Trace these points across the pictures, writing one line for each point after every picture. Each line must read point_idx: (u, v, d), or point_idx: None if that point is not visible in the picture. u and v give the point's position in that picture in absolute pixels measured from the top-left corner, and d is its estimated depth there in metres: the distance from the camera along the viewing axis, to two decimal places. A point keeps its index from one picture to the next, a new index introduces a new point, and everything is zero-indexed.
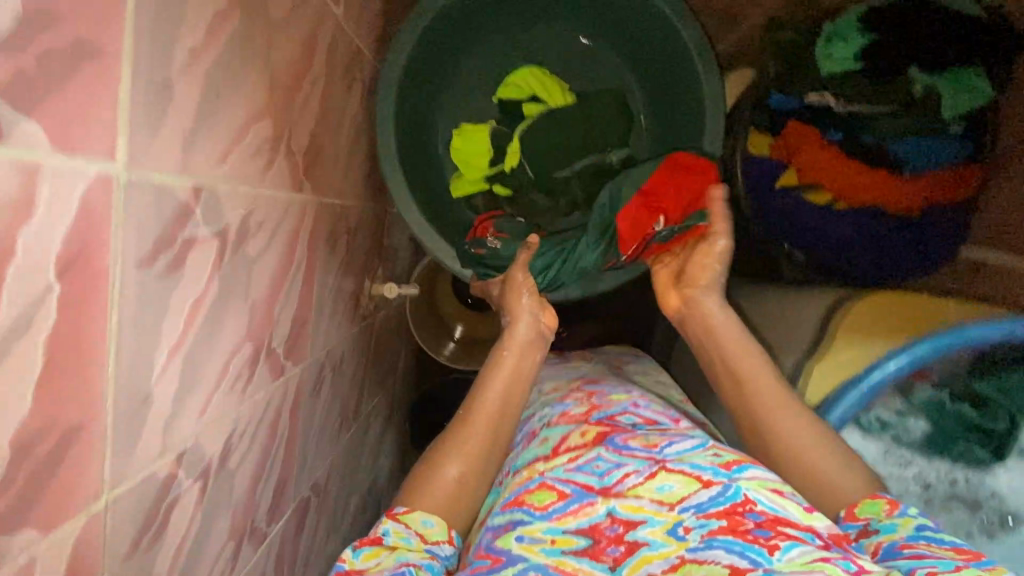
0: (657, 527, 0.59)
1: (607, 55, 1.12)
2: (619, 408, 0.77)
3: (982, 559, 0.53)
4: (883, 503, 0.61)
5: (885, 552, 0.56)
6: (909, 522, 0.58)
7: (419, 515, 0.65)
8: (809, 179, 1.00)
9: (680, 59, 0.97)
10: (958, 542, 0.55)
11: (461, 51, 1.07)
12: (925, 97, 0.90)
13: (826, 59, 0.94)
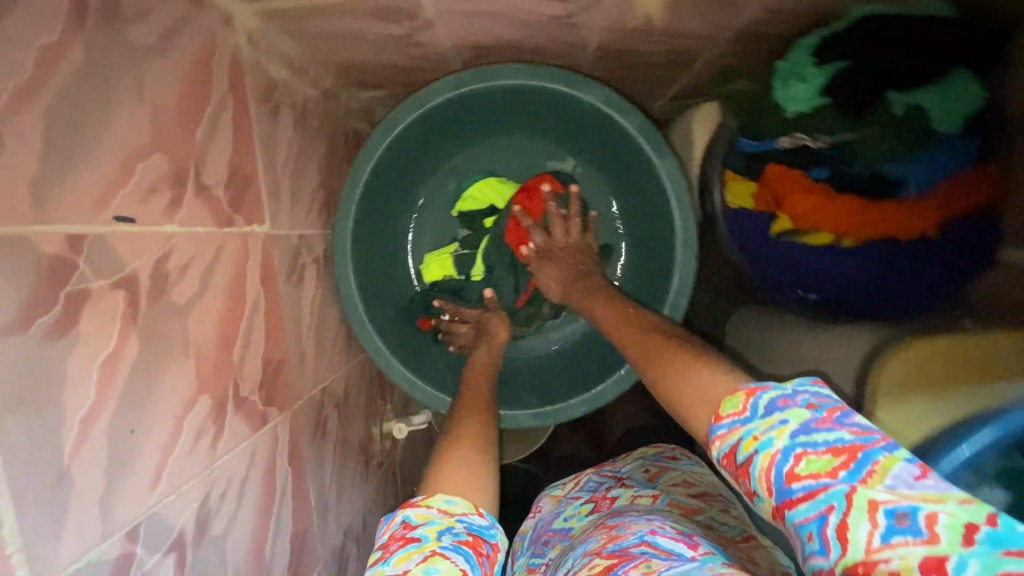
0: None
1: (550, 145, 1.03)
2: (633, 539, 0.76)
3: (867, 452, 0.39)
4: (742, 396, 0.46)
5: (782, 496, 0.41)
6: (781, 429, 0.42)
7: (439, 495, 0.57)
8: (802, 224, 0.93)
9: (634, 143, 0.88)
10: (839, 440, 0.40)
11: (404, 188, 0.99)
12: (909, 116, 0.79)
13: (788, 102, 0.86)
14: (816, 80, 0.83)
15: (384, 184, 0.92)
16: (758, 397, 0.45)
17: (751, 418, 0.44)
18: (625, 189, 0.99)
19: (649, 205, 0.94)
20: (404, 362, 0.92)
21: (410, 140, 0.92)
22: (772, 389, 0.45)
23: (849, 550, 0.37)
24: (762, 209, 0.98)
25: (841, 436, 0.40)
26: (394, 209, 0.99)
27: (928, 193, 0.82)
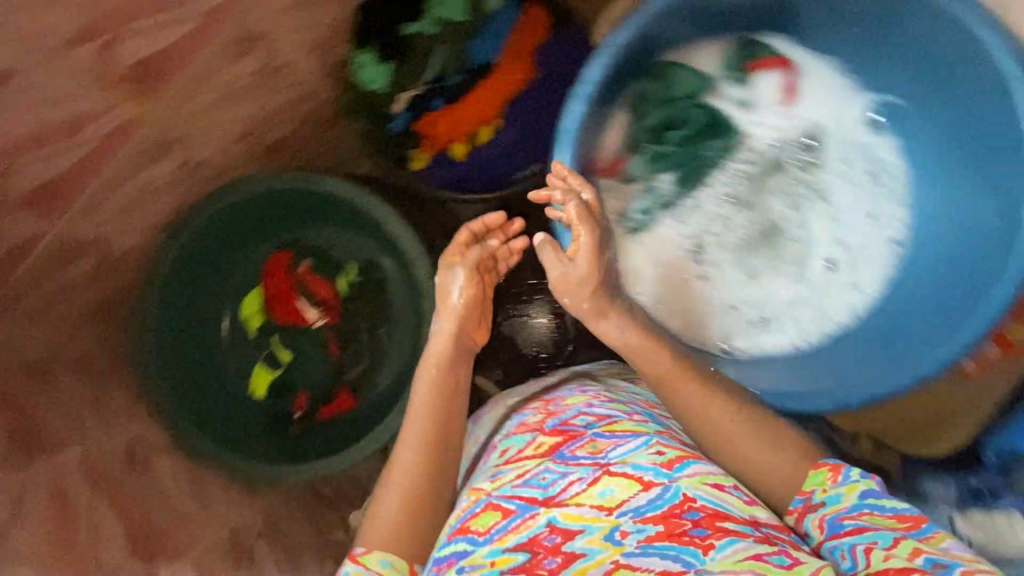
0: (594, 534, 0.62)
1: (291, 232, 1.12)
2: (573, 410, 0.75)
3: (927, 525, 0.59)
4: (827, 472, 0.66)
5: (834, 530, 0.62)
6: (854, 490, 0.63)
7: (376, 555, 0.68)
8: (467, 135, 1.13)
9: (311, 188, 1.00)
10: (903, 509, 0.61)
11: (204, 349, 1.09)
12: (438, 34, 1.07)
13: (376, 86, 1.09)
14: (372, 60, 1.07)
15: (175, 359, 1.02)
16: (844, 473, 0.65)
17: (836, 485, 0.64)
18: (354, 221, 1.08)
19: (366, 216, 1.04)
20: (278, 465, 1.00)
21: (172, 309, 1.03)
22: (854, 470, 0.65)
23: (876, 560, 0.57)
24: (429, 152, 1.15)
25: (906, 507, 0.61)
26: (207, 369, 1.09)
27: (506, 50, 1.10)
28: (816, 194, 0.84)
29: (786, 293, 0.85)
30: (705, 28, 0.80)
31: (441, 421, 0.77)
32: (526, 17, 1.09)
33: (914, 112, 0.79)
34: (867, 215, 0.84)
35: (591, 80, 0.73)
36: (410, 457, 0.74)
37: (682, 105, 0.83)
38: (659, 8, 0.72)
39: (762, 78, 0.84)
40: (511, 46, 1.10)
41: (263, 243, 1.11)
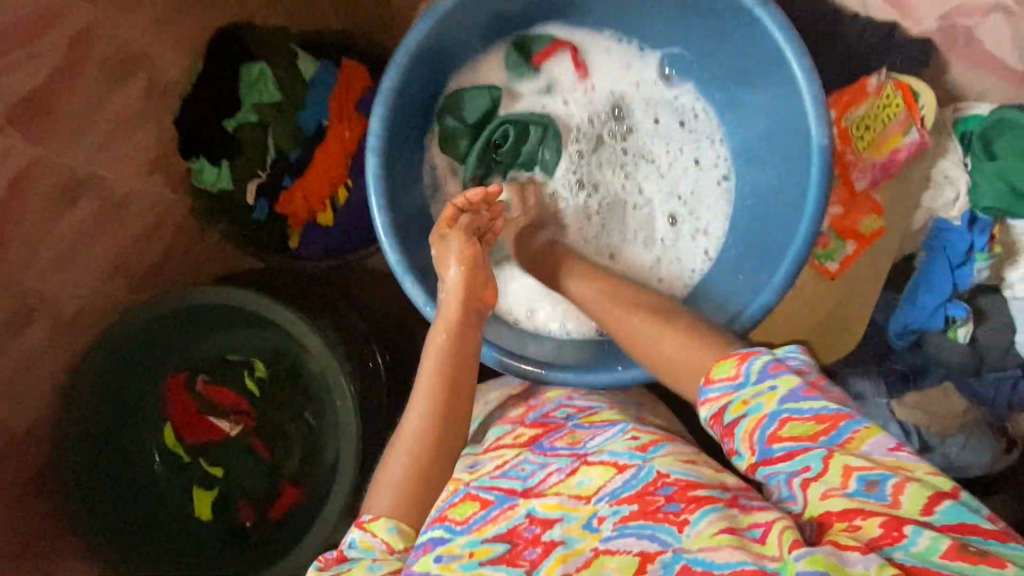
0: (573, 523, 0.56)
1: (198, 350, 1.11)
2: (553, 405, 0.78)
3: (846, 425, 0.51)
4: (733, 362, 0.59)
5: (764, 454, 0.54)
6: (772, 394, 0.54)
7: (383, 521, 0.60)
8: (326, 200, 1.13)
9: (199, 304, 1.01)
10: (822, 408, 0.53)
11: (138, 488, 1.09)
12: (262, 117, 1.09)
13: (221, 185, 1.09)
14: (208, 164, 1.09)
15: (101, 513, 1.01)
16: (749, 364, 0.57)
17: (743, 381, 0.57)
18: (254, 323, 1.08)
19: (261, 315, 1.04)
20: None
21: (87, 465, 1.01)
22: (759, 359, 0.57)
23: (812, 492, 0.50)
24: (300, 227, 1.15)
25: (824, 405, 0.53)
26: (145, 506, 1.09)
27: (333, 110, 1.11)
28: (640, 157, 0.89)
29: (646, 255, 0.88)
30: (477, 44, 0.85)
31: (444, 437, 0.68)
32: (342, 74, 1.12)
33: (691, 55, 0.86)
34: (689, 158, 0.89)
35: (374, 134, 0.75)
36: (417, 422, 0.68)
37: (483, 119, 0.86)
38: (419, 48, 0.76)
39: (549, 68, 0.89)
40: (337, 104, 1.12)
41: (171, 369, 1.10)
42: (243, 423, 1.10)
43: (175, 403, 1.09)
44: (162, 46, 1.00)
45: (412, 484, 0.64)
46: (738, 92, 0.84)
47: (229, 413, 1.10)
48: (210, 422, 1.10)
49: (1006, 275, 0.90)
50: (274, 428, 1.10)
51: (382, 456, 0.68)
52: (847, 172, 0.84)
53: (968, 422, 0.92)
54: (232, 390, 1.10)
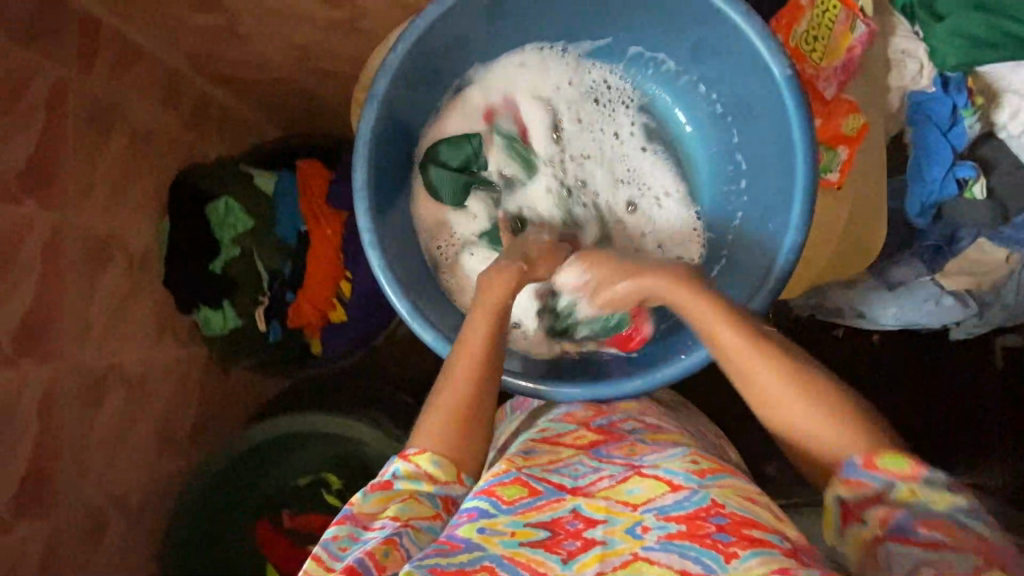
0: (615, 526, 0.56)
1: (268, 490, 1.09)
2: (620, 416, 0.77)
3: (1005, 548, 0.50)
4: (908, 461, 0.55)
5: (900, 534, 0.53)
6: (925, 488, 0.54)
7: (429, 456, 0.63)
8: (331, 299, 1.12)
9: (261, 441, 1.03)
10: (986, 529, 0.52)
11: None
12: (244, 247, 1.08)
13: (230, 325, 1.09)
14: (211, 311, 1.08)
15: None
16: (928, 471, 0.54)
17: (899, 465, 0.55)
18: (312, 444, 1.08)
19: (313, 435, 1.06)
20: None
21: None
22: (936, 472, 0.55)
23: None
24: (318, 333, 1.14)
25: (986, 527, 0.51)
26: None
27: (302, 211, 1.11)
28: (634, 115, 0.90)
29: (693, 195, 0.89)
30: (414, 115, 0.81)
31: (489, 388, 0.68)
32: (301, 177, 1.13)
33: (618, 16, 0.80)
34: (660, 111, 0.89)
35: (364, 230, 0.73)
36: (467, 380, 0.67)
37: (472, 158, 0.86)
38: (373, 133, 0.74)
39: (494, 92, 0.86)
40: (309, 207, 1.12)
41: (250, 517, 1.09)
42: None
43: (268, 548, 1.09)
44: (125, 221, 1.00)
45: (451, 424, 0.65)
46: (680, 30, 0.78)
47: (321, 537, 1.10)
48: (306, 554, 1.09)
49: (997, 119, 0.90)
50: None
51: (431, 392, 0.68)
52: (814, 86, 0.84)
53: (1012, 267, 0.96)
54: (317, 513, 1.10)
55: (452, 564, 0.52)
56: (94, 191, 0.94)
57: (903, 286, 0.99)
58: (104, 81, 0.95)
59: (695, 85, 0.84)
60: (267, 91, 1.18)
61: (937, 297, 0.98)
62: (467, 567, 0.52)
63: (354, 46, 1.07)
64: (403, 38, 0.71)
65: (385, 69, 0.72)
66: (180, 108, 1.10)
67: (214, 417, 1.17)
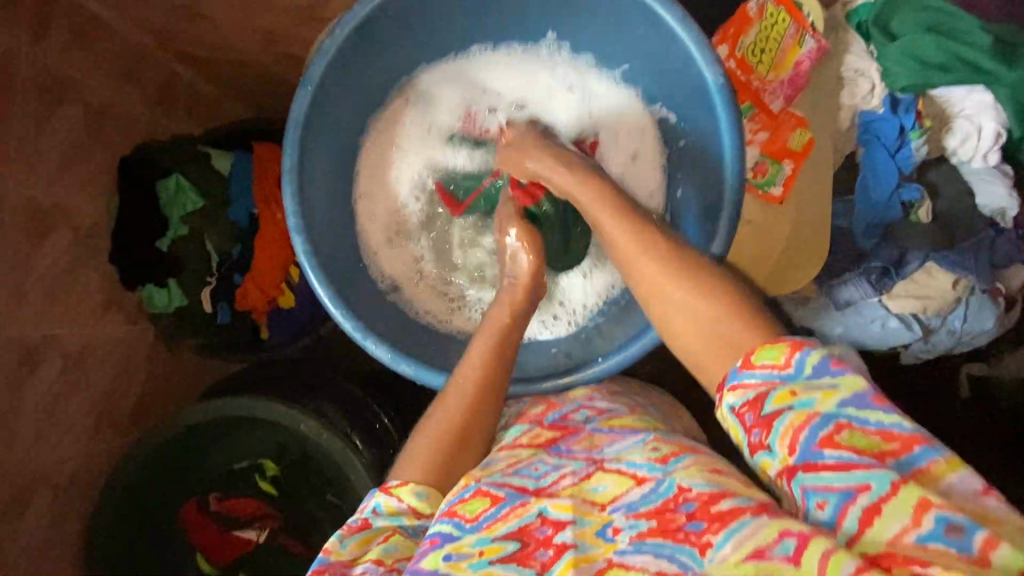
0: (586, 527, 0.52)
1: (206, 476, 1.09)
2: (572, 407, 0.74)
3: (922, 450, 0.43)
4: (783, 350, 0.49)
5: (808, 459, 0.46)
6: (830, 396, 0.46)
7: (410, 487, 0.60)
8: (280, 282, 1.13)
9: (194, 429, 1.01)
10: (892, 423, 0.45)
11: None
12: (192, 226, 1.07)
13: (176, 304, 1.08)
14: (156, 288, 1.07)
15: None
16: (803, 354, 0.48)
17: (791, 371, 0.48)
18: (247, 429, 1.06)
19: (250, 424, 1.04)
20: None
21: None
22: (815, 351, 0.48)
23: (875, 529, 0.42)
24: (265, 317, 1.15)
25: (896, 423, 0.44)
26: None
27: (256, 193, 1.12)
28: (567, 110, 0.85)
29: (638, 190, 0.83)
30: (347, 106, 0.79)
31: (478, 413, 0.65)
32: (258, 158, 1.14)
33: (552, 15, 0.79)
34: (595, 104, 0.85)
35: (291, 214, 0.73)
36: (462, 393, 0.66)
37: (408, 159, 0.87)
38: (307, 115, 0.73)
39: (424, 88, 0.85)
40: (260, 190, 1.13)
41: (185, 502, 1.08)
42: (272, 514, 1.11)
43: (206, 537, 1.10)
44: (74, 193, 0.99)
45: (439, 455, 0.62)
46: (615, 24, 0.77)
47: (254, 516, 1.11)
48: (244, 535, 1.11)
49: (946, 144, 0.89)
50: (307, 504, 1.10)
51: (420, 421, 0.66)
52: (760, 99, 0.84)
53: (962, 294, 0.94)
54: (248, 495, 1.11)
55: None
56: (40, 160, 0.92)
57: (850, 306, 0.97)
58: (57, 52, 0.93)
59: (630, 91, 0.83)
60: (230, 72, 1.18)
61: (883, 319, 0.96)
62: None
63: (312, 28, 1.06)
64: (341, 23, 0.71)
65: (321, 52, 0.71)
66: (141, 85, 1.09)
67: (159, 392, 1.17)
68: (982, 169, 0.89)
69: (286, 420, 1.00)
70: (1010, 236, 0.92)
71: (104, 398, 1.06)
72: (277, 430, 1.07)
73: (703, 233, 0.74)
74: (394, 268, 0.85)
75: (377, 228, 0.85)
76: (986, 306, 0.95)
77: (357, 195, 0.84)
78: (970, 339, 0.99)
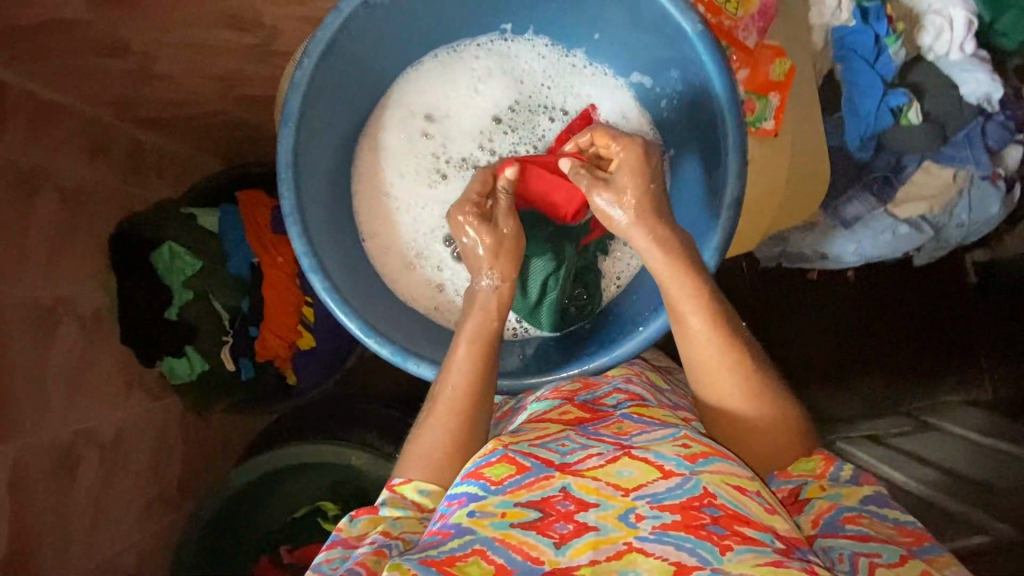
0: (609, 511, 0.51)
1: (266, 528, 1.08)
2: (606, 390, 0.74)
3: (922, 543, 0.60)
4: (820, 462, 0.67)
5: (833, 529, 0.61)
6: (854, 494, 0.64)
7: (415, 484, 0.63)
8: (295, 326, 1.12)
9: (246, 485, 1.00)
10: (899, 523, 0.62)
11: None
12: (196, 289, 1.05)
13: (197, 369, 1.07)
14: (175, 359, 1.05)
15: None
16: (836, 468, 0.67)
17: (826, 477, 0.67)
18: (296, 475, 1.06)
19: (298, 467, 1.03)
20: None
21: None
22: (845, 467, 0.67)
23: (882, 567, 0.55)
24: (290, 364, 1.14)
25: (902, 521, 0.62)
26: None
27: (251, 238, 1.11)
28: (544, 103, 0.86)
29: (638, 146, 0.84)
30: (330, 140, 0.78)
31: (473, 421, 0.67)
32: (245, 208, 1.13)
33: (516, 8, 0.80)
34: (566, 91, 0.86)
35: (303, 253, 0.72)
36: (451, 392, 0.68)
37: (405, 182, 0.85)
38: (295, 152, 0.71)
39: (403, 108, 0.84)
40: (256, 237, 1.12)
41: (255, 556, 1.09)
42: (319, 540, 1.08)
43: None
44: (71, 283, 0.97)
45: (445, 463, 0.65)
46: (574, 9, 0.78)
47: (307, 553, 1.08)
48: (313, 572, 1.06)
49: (921, 41, 0.90)
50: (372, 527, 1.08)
51: (415, 424, 0.69)
52: (735, 37, 0.83)
53: (962, 185, 0.96)
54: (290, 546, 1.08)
55: (442, 553, 0.49)
56: (28, 258, 0.89)
57: (858, 222, 0.98)
58: (19, 144, 0.90)
59: (604, 72, 0.85)
60: (199, 131, 1.15)
61: (893, 228, 0.97)
62: (455, 552, 0.49)
63: (272, 66, 1.03)
64: (307, 52, 0.69)
65: (295, 86, 0.70)
66: (110, 159, 1.07)
67: (198, 457, 1.17)
68: (960, 60, 0.90)
69: (336, 454, 1.00)
70: (999, 120, 0.94)
71: (147, 477, 1.05)
72: (325, 469, 1.06)
73: (708, 179, 0.76)
74: (412, 296, 0.84)
75: (390, 258, 0.84)
76: (990, 192, 0.97)
77: (358, 230, 0.83)
78: (982, 226, 1.02)
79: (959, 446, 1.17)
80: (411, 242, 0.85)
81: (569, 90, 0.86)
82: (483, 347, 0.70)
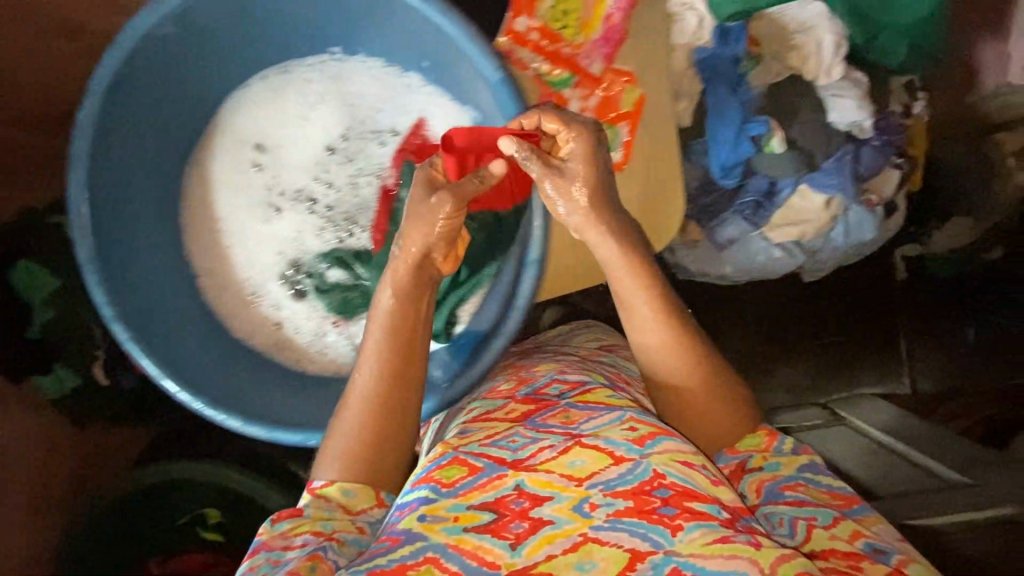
0: (562, 502, 0.51)
1: (146, 540, 1.10)
2: (545, 379, 0.67)
3: (857, 505, 0.59)
4: (764, 437, 0.65)
5: (773, 498, 0.60)
6: (797, 463, 0.63)
7: (338, 486, 0.60)
8: None
9: (129, 496, 1.03)
10: (838, 488, 0.61)
11: None
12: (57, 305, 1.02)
13: (68, 386, 1.05)
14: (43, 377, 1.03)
15: None
16: (780, 442, 0.65)
17: (773, 450, 0.64)
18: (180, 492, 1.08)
19: (183, 482, 1.06)
20: None
21: None
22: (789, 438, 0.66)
23: (816, 536, 0.56)
24: None
25: (840, 487, 0.61)
26: None
27: None
28: (380, 127, 0.81)
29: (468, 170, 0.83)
30: (139, 177, 0.74)
31: (392, 417, 0.63)
32: None
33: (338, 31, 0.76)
34: (401, 115, 0.81)
35: (103, 305, 0.68)
36: (373, 384, 0.64)
37: (235, 215, 0.81)
38: (88, 195, 0.67)
39: (233, 135, 0.80)
40: None
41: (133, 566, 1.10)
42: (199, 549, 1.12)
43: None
44: None
45: (362, 461, 0.61)
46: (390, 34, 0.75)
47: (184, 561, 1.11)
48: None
49: (792, 62, 0.85)
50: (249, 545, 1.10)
51: (330, 426, 0.65)
52: (576, 64, 0.79)
53: (835, 213, 0.92)
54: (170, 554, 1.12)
55: (391, 562, 0.48)
56: None
57: (731, 244, 0.96)
58: None
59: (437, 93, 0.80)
60: (69, 140, 1.09)
61: (767, 252, 0.95)
62: (404, 560, 0.48)
63: None
64: (88, 89, 0.64)
65: (79, 127, 0.65)
66: None
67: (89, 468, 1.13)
68: (831, 84, 0.85)
69: (217, 473, 1.03)
70: (873, 145, 0.90)
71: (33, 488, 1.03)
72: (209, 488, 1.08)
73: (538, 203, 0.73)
74: (241, 335, 0.81)
75: (222, 295, 0.81)
76: (864, 218, 0.94)
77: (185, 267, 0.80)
78: (856, 250, 1.00)
79: (859, 445, 1.00)
80: (244, 279, 0.82)
81: (404, 113, 0.81)
82: (410, 330, 0.66)
